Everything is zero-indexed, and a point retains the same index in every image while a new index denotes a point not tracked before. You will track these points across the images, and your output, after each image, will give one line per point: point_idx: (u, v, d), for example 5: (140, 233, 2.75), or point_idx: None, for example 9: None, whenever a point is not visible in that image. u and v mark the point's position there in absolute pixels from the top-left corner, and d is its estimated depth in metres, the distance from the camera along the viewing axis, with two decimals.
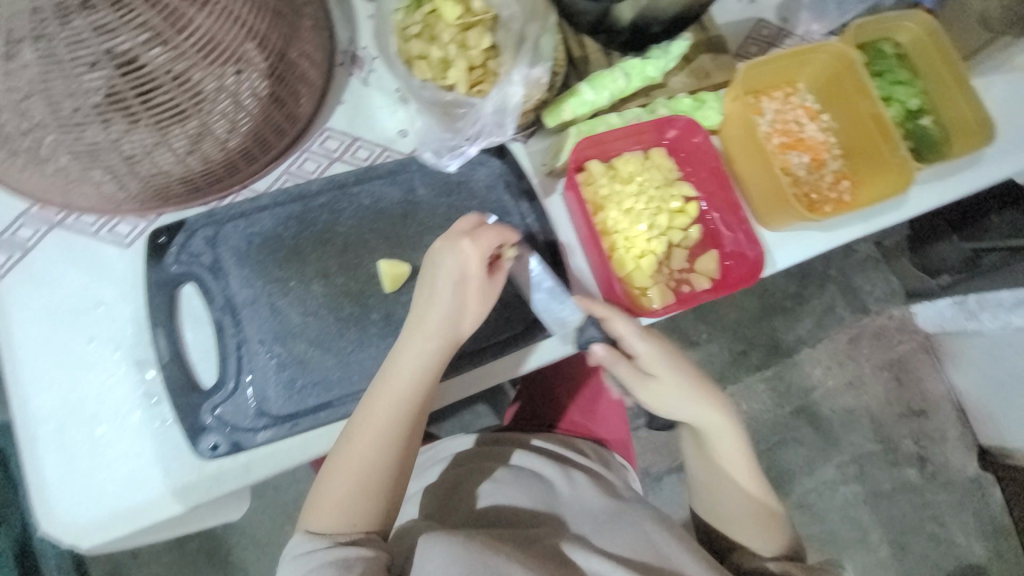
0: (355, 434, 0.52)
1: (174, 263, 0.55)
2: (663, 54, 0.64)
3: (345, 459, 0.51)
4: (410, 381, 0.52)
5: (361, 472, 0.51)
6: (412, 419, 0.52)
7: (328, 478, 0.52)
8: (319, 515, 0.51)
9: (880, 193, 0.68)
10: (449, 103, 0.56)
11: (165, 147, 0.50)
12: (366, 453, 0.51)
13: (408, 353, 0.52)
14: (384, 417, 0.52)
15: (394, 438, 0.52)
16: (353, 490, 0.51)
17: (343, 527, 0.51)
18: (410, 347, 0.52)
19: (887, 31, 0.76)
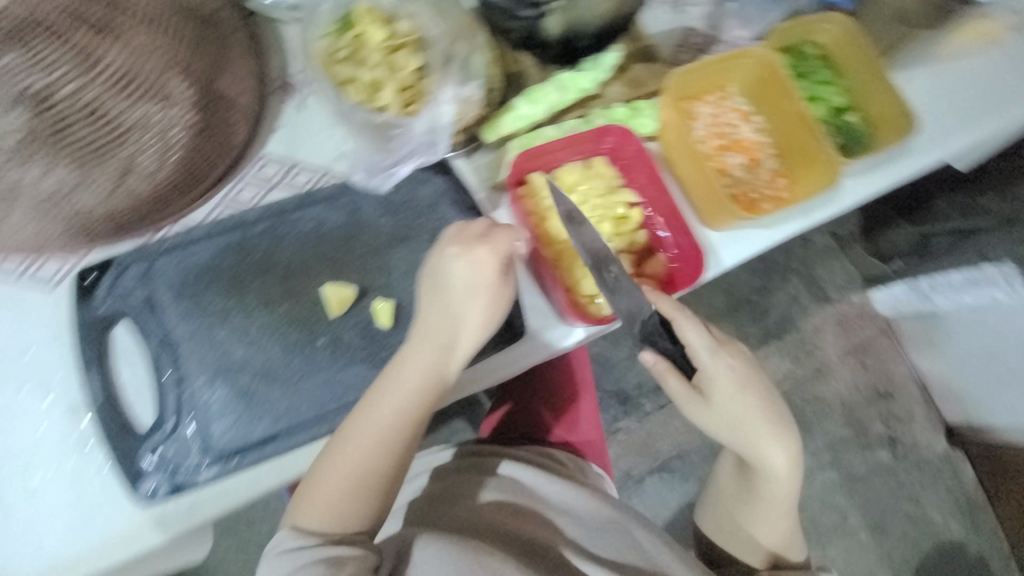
0: (351, 433, 0.52)
1: (103, 304, 0.53)
2: (595, 66, 0.66)
3: (344, 458, 0.52)
4: (417, 377, 0.54)
5: (352, 475, 0.52)
6: (409, 414, 0.54)
7: (314, 484, 0.52)
8: (306, 519, 0.51)
9: (812, 188, 0.71)
10: (381, 125, 0.56)
11: (86, 185, 0.49)
12: (376, 429, 0.52)
13: (422, 346, 0.54)
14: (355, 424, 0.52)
15: (388, 436, 0.53)
16: (343, 492, 0.52)
17: (337, 529, 0.52)
18: (425, 349, 0.54)
19: (808, 34, 0.80)
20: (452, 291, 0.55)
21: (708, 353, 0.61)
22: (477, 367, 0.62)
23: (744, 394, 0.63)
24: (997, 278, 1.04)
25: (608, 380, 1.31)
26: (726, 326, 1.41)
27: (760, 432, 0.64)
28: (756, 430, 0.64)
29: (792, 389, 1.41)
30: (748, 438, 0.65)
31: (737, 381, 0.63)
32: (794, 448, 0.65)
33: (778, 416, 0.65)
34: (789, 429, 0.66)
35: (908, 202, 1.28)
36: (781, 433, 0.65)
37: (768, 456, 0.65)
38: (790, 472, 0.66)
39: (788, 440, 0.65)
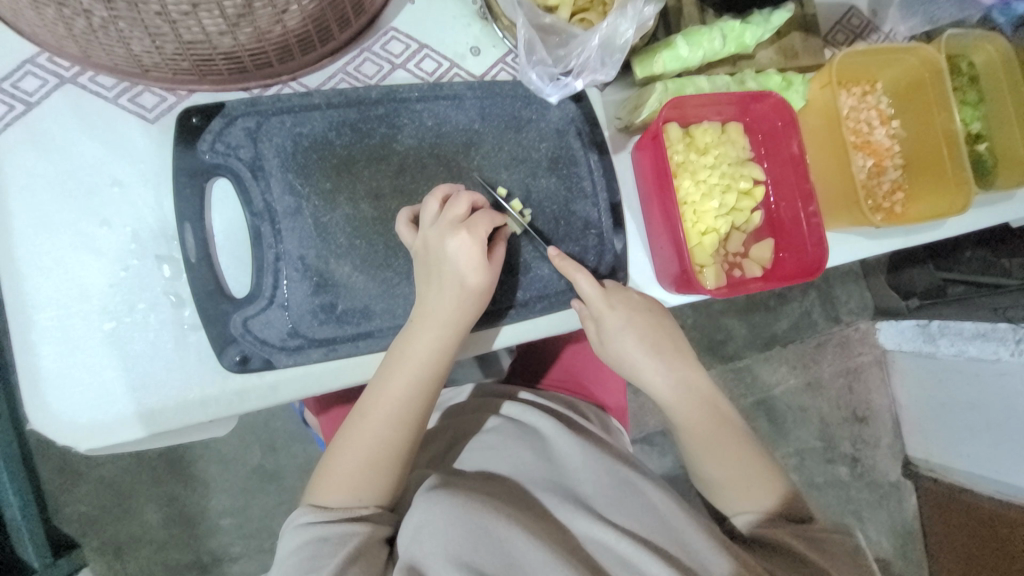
0: (380, 394, 0.50)
1: (209, 152, 0.49)
2: (763, 22, 0.59)
3: (370, 419, 0.50)
4: (423, 358, 0.50)
5: (374, 447, 0.50)
6: (422, 388, 0.50)
7: (340, 451, 0.51)
8: (324, 490, 0.50)
9: (931, 211, 0.69)
10: (547, 27, 0.49)
11: (209, 11, 0.40)
12: (420, 368, 0.50)
13: (425, 330, 0.49)
14: (410, 360, 0.50)
15: (402, 411, 0.50)
16: (363, 467, 0.50)
17: (354, 501, 0.50)
18: (425, 325, 0.49)
19: (964, 48, 0.75)
20: (444, 277, 0.49)
21: (605, 307, 0.57)
22: (564, 314, 0.60)
23: (628, 335, 0.58)
24: (1008, 337, 1.17)
25: None
26: (742, 324, 1.41)
27: (647, 364, 0.60)
28: (648, 364, 0.60)
29: (783, 396, 1.44)
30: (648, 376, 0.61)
31: (624, 321, 0.58)
32: (686, 369, 0.63)
33: (673, 348, 0.62)
34: (679, 354, 0.63)
35: (938, 246, 1.27)
36: (664, 354, 0.61)
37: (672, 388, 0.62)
38: (693, 394, 0.62)
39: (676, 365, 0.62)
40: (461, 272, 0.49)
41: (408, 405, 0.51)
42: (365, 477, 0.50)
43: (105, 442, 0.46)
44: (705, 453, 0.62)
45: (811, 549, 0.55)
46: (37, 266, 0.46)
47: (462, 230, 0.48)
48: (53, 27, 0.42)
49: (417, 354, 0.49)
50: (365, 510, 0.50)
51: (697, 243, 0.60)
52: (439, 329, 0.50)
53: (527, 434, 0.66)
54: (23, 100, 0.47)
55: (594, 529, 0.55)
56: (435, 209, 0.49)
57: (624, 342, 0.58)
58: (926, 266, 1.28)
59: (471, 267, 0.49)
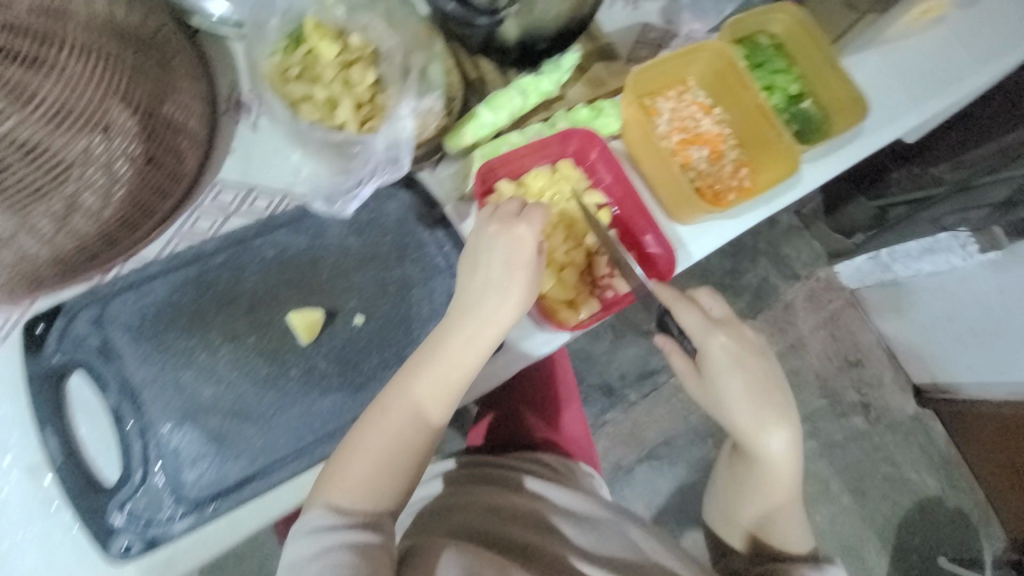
0: (412, 395, 0.52)
1: (55, 353, 0.50)
2: (555, 68, 0.65)
3: (390, 422, 0.51)
4: (466, 355, 0.53)
5: (391, 449, 0.51)
6: (444, 389, 0.52)
7: (352, 456, 0.51)
8: (340, 491, 0.50)
9: (774, 179, 0.73)
10: (341, 143, 0.54)
11: (29, 230, 0.46)
12: (439, 371, 0.52)
13: (476, 327, 0.53)
14: (443, 354, 0.52)
15: (425, 411, 0.52)
16: (374, 468, 0.51)
17: (368, 503, 0.50)
18: (472, 328, 0.53)
19: (760, 24, 0.81)
20: (495, 266, 0.53)
21: (706, 332, 0.60)
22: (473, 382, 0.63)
23: (726, 363, 0.60)
24: (953, 246, 1.10)
25: (591, 375, 1.31)
26: None
27: (751, 413, 0.60)
28: (757, 412, 0.60)
29: None
30: (742, 421, 0.61)
31: (731, 359, 0.60)
32: (796, 433, 0.62)
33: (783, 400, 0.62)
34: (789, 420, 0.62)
35: (863, 177, 1.30)
36: (777, 408, 0.61)
37: (773, 437, 0.61)
38: (792, 459, 0.62)
39: (789, 426, 0.62)
40: (519, 256, 0.53)
41: (428, 405, 0.52)
42: (377, 478, 0.51)
43: None
44: (767, 489, 0.64)
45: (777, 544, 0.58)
46: None
47: (521, 223, 0.54)
48: None
49: (456, 350, 0.52)
50: (377, 517, 0.50)
51: (557, 281, 0.62)
52: (485, 327, 0.53)
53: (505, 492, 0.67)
54: None
55: None
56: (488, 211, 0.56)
57: (726, 377, 0.60)
58: (861, 200, 1.31)
59: (524, 253, 0.53)
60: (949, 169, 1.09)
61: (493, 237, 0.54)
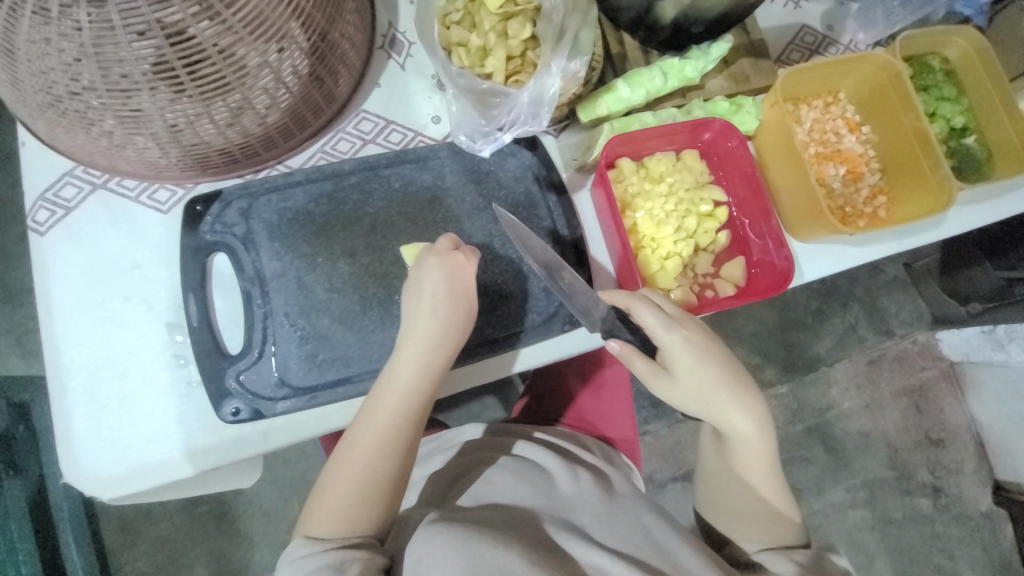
0: (370, 419, 0.53)
1: (209, 231, 0.57)
2: (703, 55, 0.63)
3: (364, 445, 0.53)
4: (411, 386, 0.54)
5: (361, 478, 0.53)
6: (406, 420, 0.54)
7: (338, 472, 0.53)
8: (317, 521, 0.53)
9: (916, 213, 0.66)
10: (484, 91, 0.56)
11: (207, 118, 0.51)
12: (391, 402, 0.53)
13: (411, 354, 0.53)
14: (397, 385, 0.53)
15: (388, 439, 0.53)
16: (354, 490, 0.53)
17: (345, 530, 0.52)
18: (406, 354, 0.54)
19: (936, 45, 0.73)
20: (433, 298, 0.54)
21: (663, 327, 0.56)
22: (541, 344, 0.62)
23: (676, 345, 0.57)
24: None
25: (643, 381, 1.29)
26: (776, 345, 1.34)
27: (737, 411, 0.59)
28: (733, 405, 0.59)
29: (838, 420, 1.33)
30: (705, 407, 0.59)
31: (695, 352, 0.58)
32: (761, 414, 0.59)
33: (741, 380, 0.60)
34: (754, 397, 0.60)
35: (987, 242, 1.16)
36: (749, 399, 0.59)
37: (732, 417, 0.59)
38: (759, 436, 0.59)
39: (753, 401, 0.59)
40: (443, 290, 0.53)
41: (395, 435, 0.54)
42: (353, 505, 0.52)
43: (122, 491, 0.53)
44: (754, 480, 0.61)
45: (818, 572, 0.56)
46: (71, 340, 0.55)
47: (460, 255, 0.55)
48: (83, 145, 0.53)
49: (402, 384, 0.53)
50: (356, 539, 0.52)
51: (659, 268, 0.62)
52: (427, 356, 0.54)
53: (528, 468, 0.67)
54: (66, 206, 0.57)
55: (592, 553, 0.55)
56: (444, 246, 0.55)
57: (698, 375, 0.58)
58: (983, 266, 1.17)
59: (456, 283, 0.54)
60: None
61: (453, 275, 0.54)
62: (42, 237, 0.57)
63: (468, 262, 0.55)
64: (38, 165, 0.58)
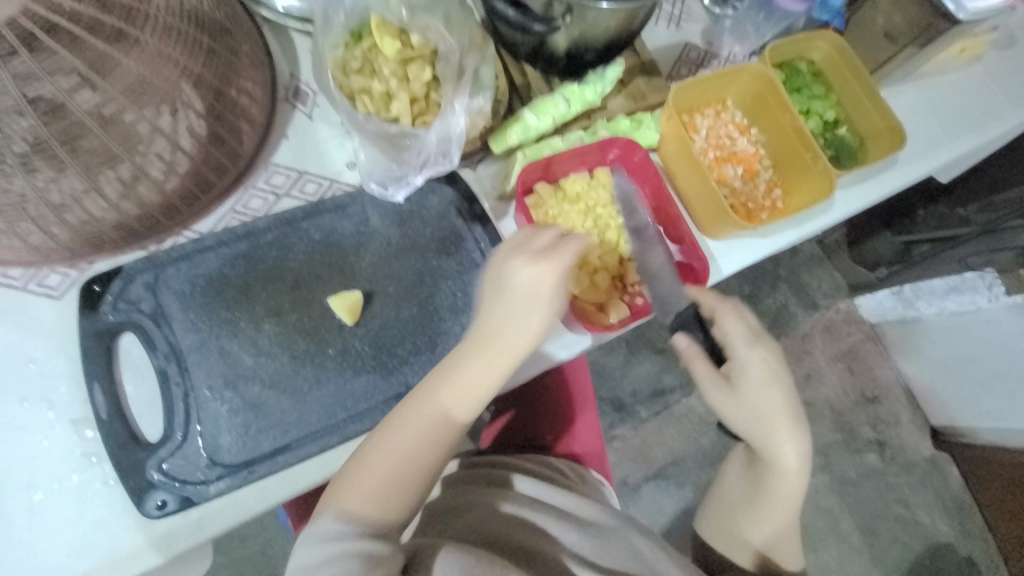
0: (406, 414, 0.51)
1: (111, 312, 0.53)
2: (599, 79, 0.67)
3: (391, 440, 0.50)
4: (486, 380, 0.52)
5: (399, 466, 0.50)
6: (457, 407, 0.52)
7: (367, 467, 0.50)
8: (349, 500, 0.48)
9: (808, 200, 0.73)
10: (393, 134, 0.56)
11: (97, 191, 0.50)
12: (438, 395, 0.52)
13: (504, 352, 0.53)
14: (476, 375, 0.52)
15: (433, 430, 0.51)
16: (382, 485, 0.49)
17: (376, 517, 0.49)
18: (487, 356, 0.53)
19: (800, 50, 0.82)
20: (524, 301, 0.53)
21: (743, 343, 0.63)
22: None
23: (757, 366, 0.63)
24: (979, 285, 1.12)
25: (603, 388, 1.31)
26: None
27: (787, 443, 0.64)
28: (778, 432, 0.64)
29: None
30: (757, 431, 0.64)
31: (768, 375, 0.64)
32: (806, 443, 0.65)
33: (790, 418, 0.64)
34: (803, 431, 0.65)
35: (891, 211, 1.28)
36: (790, 429, 0.64)
37: (781, 448, 0.64)
38: (798, 472, 0.65)
39: (803, 437, 0.64)
40: (532, 290, 0.53)
41: (439, 425, 0.51)
42: (388, 493, 0.49)
43: None
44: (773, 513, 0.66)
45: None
46: None
47: (534, 257, 0.53)
48: None
49: (472, 381, 0.52)
50: (383, 529, 0.48)
51: (589, 283, 0.64)
52: (499, 357, 0.53)
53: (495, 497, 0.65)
54: None
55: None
56: (523, 240, 0.55)
57: (758, 401, 0.63)
58: (884, 235, 1.30)
59: (541, 287, 0.53)
60: (980, 211, 1.08)
61: (500, 284, 0.54)
62: None
63: (556, 271, 0.53)
64: None
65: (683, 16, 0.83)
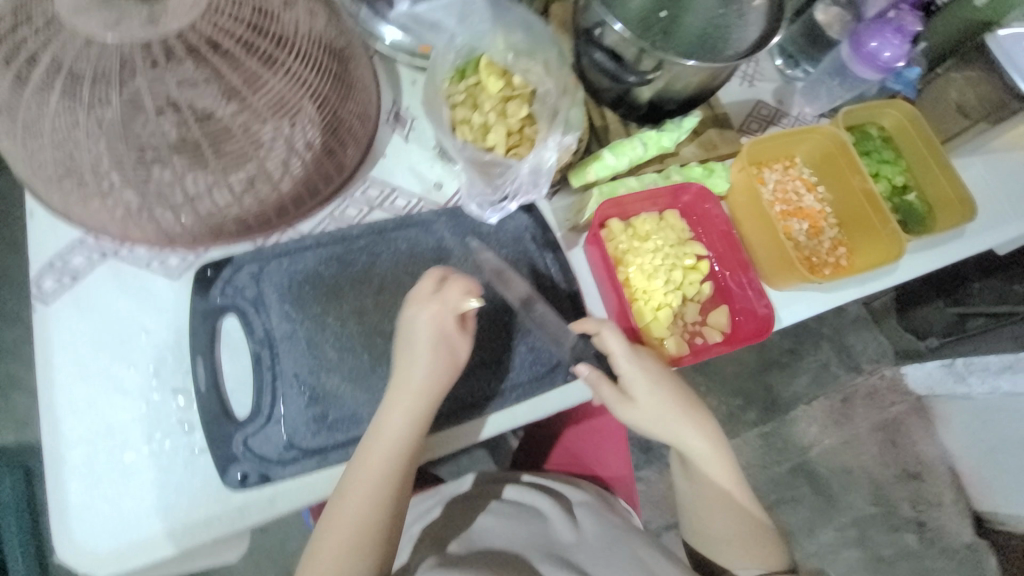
0: (359, 470, 0.53)
1: (219, 295, 0.58)
2: (676, 128, 0.70)
3: (348, 499, 0.52)
4: (401, 433, 0.53)
5: (355, 531, 0.52)
6: (397, 469, 0.53)
7: (329, 529, 0.52)
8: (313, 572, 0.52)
9: (872, 260, 0.74)
10: (487, 162, 0.61)
11: (223, 186, 0.54)
12: (389, 452, 0.53)
13: (402, 404, 0.54)
14: (392, 430, 0.53)
15: (376, 490, 0.53)
16: (348, 546, 0.52)
17: None
18: (400, 405, 0.54)
19: (871, 116, 0.85)
20: (413, 346, 0.55)
21: (624, 356, 0.61)
22: (544, 396, 0.64)
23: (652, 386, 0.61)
24: None
25: None
26: (757, 386, 1.37)
27: (691, 435, 0.63)
28: (687, 430, 0.63)
29: (820, 458, 1.36)
30: (667, 431, 0.63)
31: (650, 378, 0.61)
32: (712, 432, 0.64)
33: (690, 408, 0.63)
34: (708, 418, 0.64)
35: (941, 280, 1.21)
36: (699, 423, 0.64)
37: (690, 443, 0.63)
38: (708, 461, 0.64)
39: (703, 427, 0.63)
40: (438, 337, 0.55)
41: (383, 485, 0.53)
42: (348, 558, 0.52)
43: (120, 568, 0.51)
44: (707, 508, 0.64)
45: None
46: (72, 411, 0.54)
47: (434, 300, 0.55)
48: (97, 216, 0.54)
49: (394, 431, 0.53)
50: None
51: (652, 318, 0.66)
52: (417, 403, 0.54)
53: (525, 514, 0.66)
54: (74, 275, 0.58)
55: None
56: (431, 288, 0.56)
57: (658, 403, 0.62)
58: (936, 304, 1.22)
59: (448, 327, 0.55)
60: None
61: (403, 333, 0.56)
62: (46, 306, 0.57)
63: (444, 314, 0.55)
64: (47, 235, 0.59)
65: (757, 75, 0.87)
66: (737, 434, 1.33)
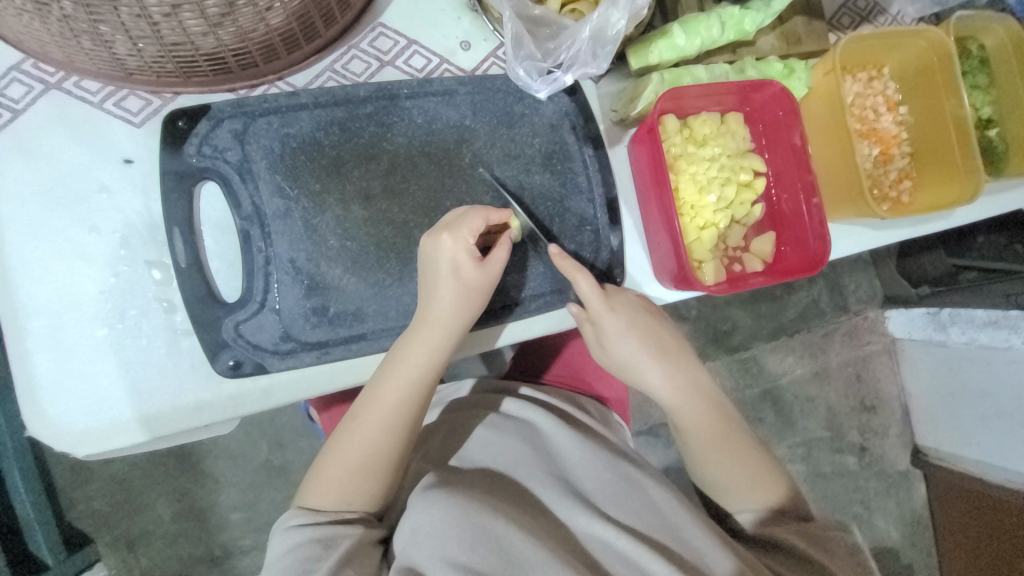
0: (375, 395, 0.49)
1: (195, 155, 0.48)
2: (764, 7, 0.56)
3: (363, 421, 0.50)
4: (420, 366, 0.49)
5: (366, 453, 0.49)
6: (414, 400, 0.50)
7: (337, 450, 0.50)
8: (317, 492, 0.49)
9: (940, 199, 0.67)
10: (535, 19, 0.48)
11: (193, 7, 0.38)
12: (406, 383, 0.49)
13: (421, 337, 0.49)
14: (411, 363, 0.49)
15: (394, 417, 0.50)
16: (357, 468, 0.49)
17: (343, 504, 0.49)
18: (419, 337, 0.49)
19: (973, 31, 0.70)
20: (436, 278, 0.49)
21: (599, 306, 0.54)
22: (561, 312, 0.58)
23: (630, 337, 0.56)
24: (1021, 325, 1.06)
25: None
26: (746, 314, 1.28)
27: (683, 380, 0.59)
28: (672, 378, 0.58)
29: (790, 385, 1.31)
30: (653, 379, 0.59)
31: (624, 324, 0.56)
32: (694, 377, 0.59)
33: (672, 351, 0.59)
34: (687, 359, 0.60)
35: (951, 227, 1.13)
36: (679, 367, 0.59)
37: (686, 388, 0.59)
38: (696, 407, 0.59)
39: (680, 369, 0.59)
40: (462, 270, 0.48)
41: (398, 413, 0.50)
42: (357, 478, 0.49)
43: (98, 448, 0.46)
44: (708, 461, 0.58)
45: (812, 546, 0.52)
46: (27, 273, 0.46)
47: (458, 230, 0.47)
48: (30, 32, 0.41)
49: (416, 363, 0.49)
50: (351, 515, 0.49)
51: (695, 238, 0.59)
52: (434, 337, 0.49)
53: (525, 431, 0.59)
54: (11, 107, 0.47)
55: (594, 525, 0.50)
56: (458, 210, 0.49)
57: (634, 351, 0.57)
58: (938, 253, 1.15)
59: (471, 262, 0.48)
60: None
61: (424, 259, 0.49)
62: None
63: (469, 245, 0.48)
64: None
65: None
66: (717, 357, 1.27)
